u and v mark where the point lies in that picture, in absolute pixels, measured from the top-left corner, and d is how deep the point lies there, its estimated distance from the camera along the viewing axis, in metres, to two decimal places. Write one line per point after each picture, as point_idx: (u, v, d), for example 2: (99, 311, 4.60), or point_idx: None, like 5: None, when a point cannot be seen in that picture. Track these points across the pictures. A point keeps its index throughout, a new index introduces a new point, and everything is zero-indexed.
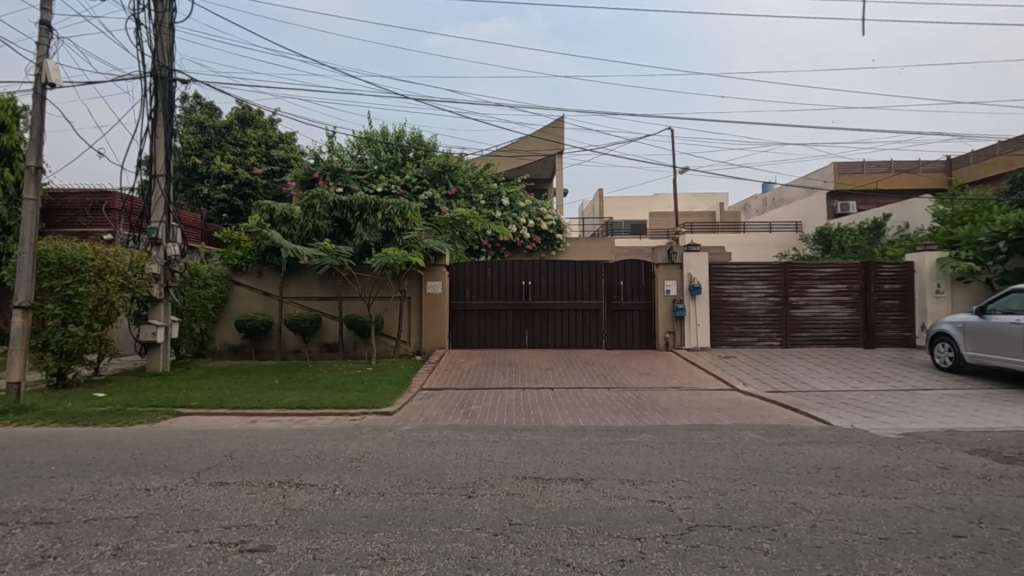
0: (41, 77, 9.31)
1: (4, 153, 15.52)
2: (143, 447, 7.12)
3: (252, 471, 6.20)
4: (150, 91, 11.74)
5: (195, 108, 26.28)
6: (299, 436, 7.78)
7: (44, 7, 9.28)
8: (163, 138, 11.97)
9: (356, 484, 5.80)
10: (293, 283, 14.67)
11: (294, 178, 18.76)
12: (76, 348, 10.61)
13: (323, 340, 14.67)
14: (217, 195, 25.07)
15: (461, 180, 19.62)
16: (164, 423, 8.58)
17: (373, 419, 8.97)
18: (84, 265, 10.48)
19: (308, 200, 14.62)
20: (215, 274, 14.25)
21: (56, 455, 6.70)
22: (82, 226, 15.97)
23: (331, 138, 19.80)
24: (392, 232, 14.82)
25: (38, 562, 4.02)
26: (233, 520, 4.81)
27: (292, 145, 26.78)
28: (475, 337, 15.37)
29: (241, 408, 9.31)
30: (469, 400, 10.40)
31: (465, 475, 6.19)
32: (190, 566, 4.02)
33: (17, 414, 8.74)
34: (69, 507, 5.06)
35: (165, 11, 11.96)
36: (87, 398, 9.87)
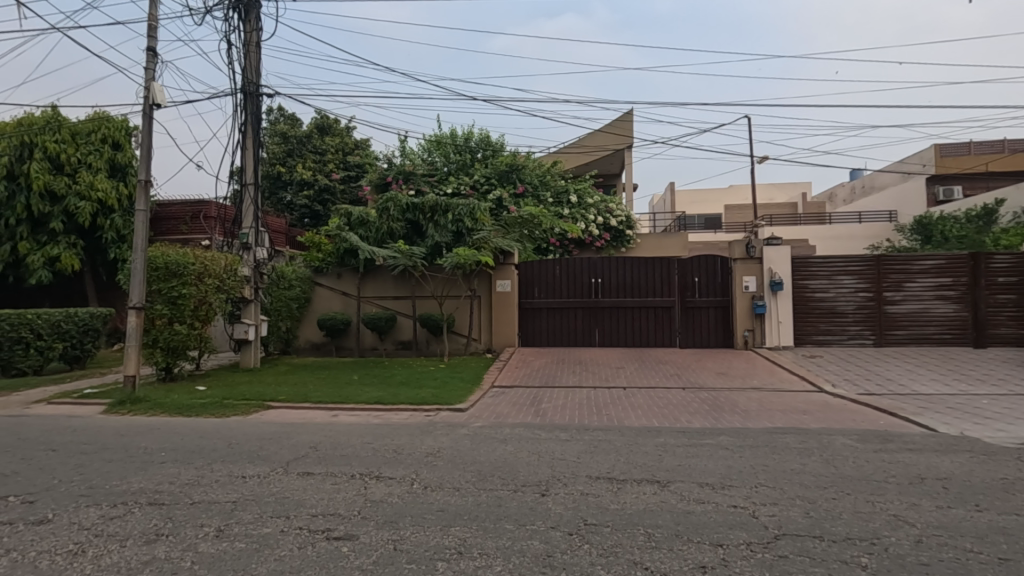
0: (149, 98, 10.23)
1: (120, 169, 17.23)
2: (239, 437, 7.68)
3: (336, 462, 6.52)
4: (240, 107, 12.63)
5: (278, 120, 27.90)
6: (378, 430, 8.09)
7: (150, 34, 10.19)
8: (252, 149, 12.81)
9: (433, 479, 5.96)
10: (369, 283, 15.28)
11: (369, 182, 19.37)
12: (181, 345, 11.58)
13: (398, 338, 15.17)
14: (299, 201, 26.55)
15: (529, 179, 19.68)
16: (256, 415, 9.20)
17: (446, 415, 9.18)
18: (187, 269, 11.46)
19: (383, 203, 15.18)
20: (299, 275, 15.05)
21: (165, 442, 7.36)
22: (183, 233, 17.44)
23: (403, 142, 20.38)
24: (462, 232, 15.14)
25: (154, 539, 4.43)
26: (320, 509, 5.08)
27: (366, 151, 27.96)
28: (545, 335, 15.36)
29: (324, 402, 9.82)
30: (540, 398, 10.40)
31: (539, 473, 6.19)
32: (284, 549, 4.28)
33: (133, 404, 9.68)
34: (178, 490, 5.54)
35: (252, 31, 12.80)
36: (190, 391, 10.76)
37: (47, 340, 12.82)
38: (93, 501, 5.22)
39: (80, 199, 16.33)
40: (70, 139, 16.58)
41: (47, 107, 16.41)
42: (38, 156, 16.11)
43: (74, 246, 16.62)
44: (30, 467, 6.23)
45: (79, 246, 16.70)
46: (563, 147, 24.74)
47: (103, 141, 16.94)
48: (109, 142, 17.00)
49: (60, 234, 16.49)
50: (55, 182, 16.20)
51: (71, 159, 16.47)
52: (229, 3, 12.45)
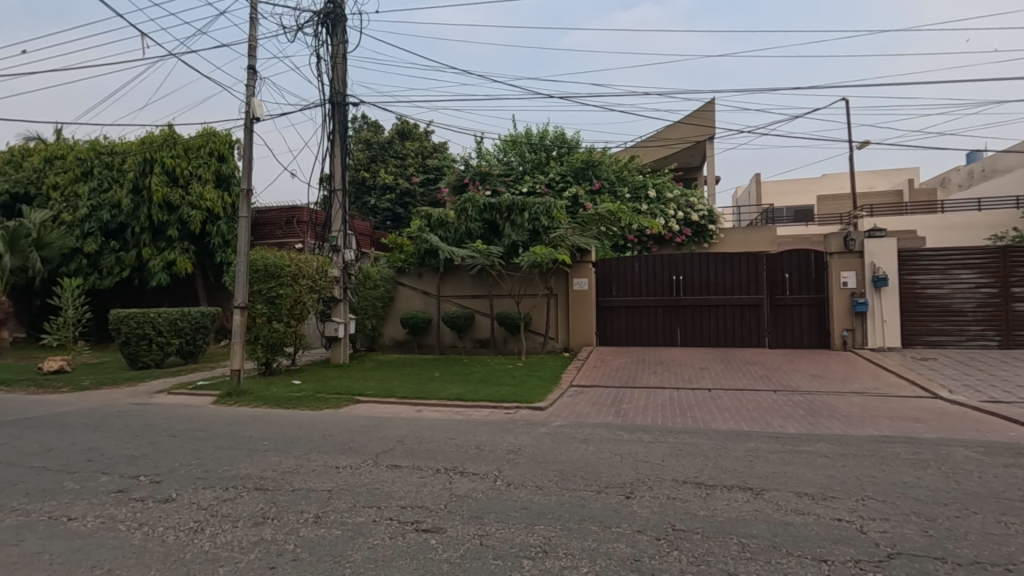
0: (250, 113, 11.04)
1: (225, 180, 18.75)
2: (332, 429, 8.13)
3: (421, 456, 6.72)
4: (329, 116, 13.36)
5: (362, 127, 29.22)
6: (460, 427, 8.27)
7: (250, 54, 11.00)
8: (340, 157, 13.51)
9: (515, 477, 5.99)
10: (449, 282, 15.64)
11: (447, 184, 19.72)
12: (279, 341, 12.46)
13: (476, 336, 15.43)
14: (382, 205, 27.76)
15: (606, 175, 19.40)
16: (346, 409, 9.70)
17: (526, 413, 9.22)
18: (284, 271, 12.28)
19: (461, 205, 15.50)
20: (384, 276, 15.68)
21: (268, 432, 7.93)
22: (279, 237, 18.72)
23: (479, 143, 20.68)
24: (539, 230, 15.12)
25: (261, 521, 4.77)
26: (408, 501, 5.26)
27: (444, 154, 28.74)
28: (624, 334, 15.04)
29: (408, 398, 10.17)
30: (620, 398, 10.19)
31: (622, 475, 6.05)
32: (377, 538, 4.46)
33: (239, 396, 10.52)
34: (280, 477, 5.94)
35: (339, 43, 13.48)
36: (287, 385, 11.52)
37: (167, 336, 14.24)
38: (208, 483, 5.71)
39: (192, 208, 17.96)
40: (183, 153, 18.20)
41: (164, 126, 18.11)
42: (158, 171, 17.86)
43: (187, 251, 18.34)
44: (156, 451, 6.92)
45: (191, 251, 18.38)
46: (641, 141, 24.13)
47: (211, 154, 18.42)
48: (216, 155, 18.48)
49: (176, 240, 18.23)
50: (172, 194, 17.91)
51: (184, 172, 18.09)
52: (318, 19, 13.21)
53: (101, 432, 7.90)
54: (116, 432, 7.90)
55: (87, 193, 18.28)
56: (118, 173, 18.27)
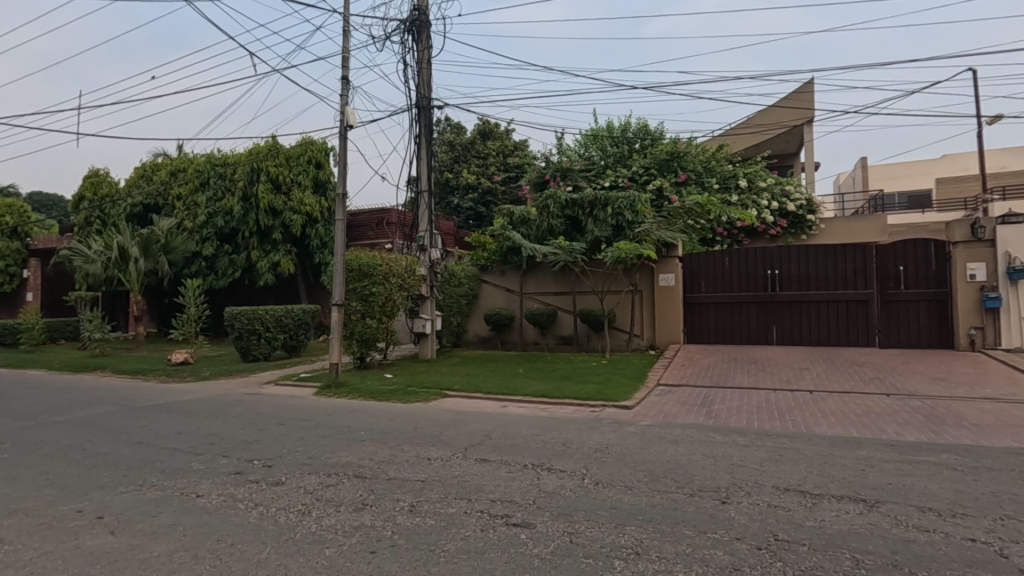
0: (343, 121, 11.68)
1: (322, 186, 20.03)
2: (423, 422, 8.43)
3: (509, 451, 6.80)
4: (415, 120, 13.86)
5: (446, 129, 29.99)
6: (545, 423, 8.28)
7: (343, 65, 11.63)
8: (426, 158, 13.96)
9: (603, 475, 5.91)
10: (531, 279, 15.70)
11: (528, 181, 19.78)
12: (372, 336, 13.11)
13: (559, 333, 15.39)
14: (465, 204, 28.38)
15: (693, 166, 18.65)
16: (435, 402, 10.03)
17: (612, 411, 9.07)
18: (376, 270, 12.94)
19: (543, 201, 15.49)
20: (468, 274, 16.02)
21: (364, 423, 8.37)
22: (371, 238, 19.71)
23: (560, 140, 20.58)
24: (623, 225, 14.93)
25: (362, 507, 5.04)
26: (498, 495, 5.33)
27: (525, 152, 28.95)
28: (714, 331, 14.39)
29: (494, 393, 10.33)
30: (712, 398, 9.76)
31: (717, 479, 5.78)
32: (469, 530, 4.56)
33: (337, 388, 11.20)
34: (376, 466, 6.25)
35: (424, 49, 13.93)
36: (380, 378, 12.12)
37: (273, 331, 15.44)
38: (313, 469, 6.12)
39: (294, 213, 19.37)
40: (285, 162, 19.61)
41: (268, 137, 19.60)
42: (264, 179, 19.39)
43: (289, 253, 19.78)
44: (267, 437, 7.52)
45: (293, 253, 19.81)
46: (730, 128, 22.95)
47: (309, 161, 19.72)
48: (313, 162, 19.76)
49: (280, 243, 19.72)
50: (276, 200, 19.36)
51: (286, 179, 19.49)
52: (404, 27, 13.71)
53: (221, 418, 8.70)
54: (233, 419, 8.67)
55: (205, 202, 20.20)
56: (230, 182, 20.03)
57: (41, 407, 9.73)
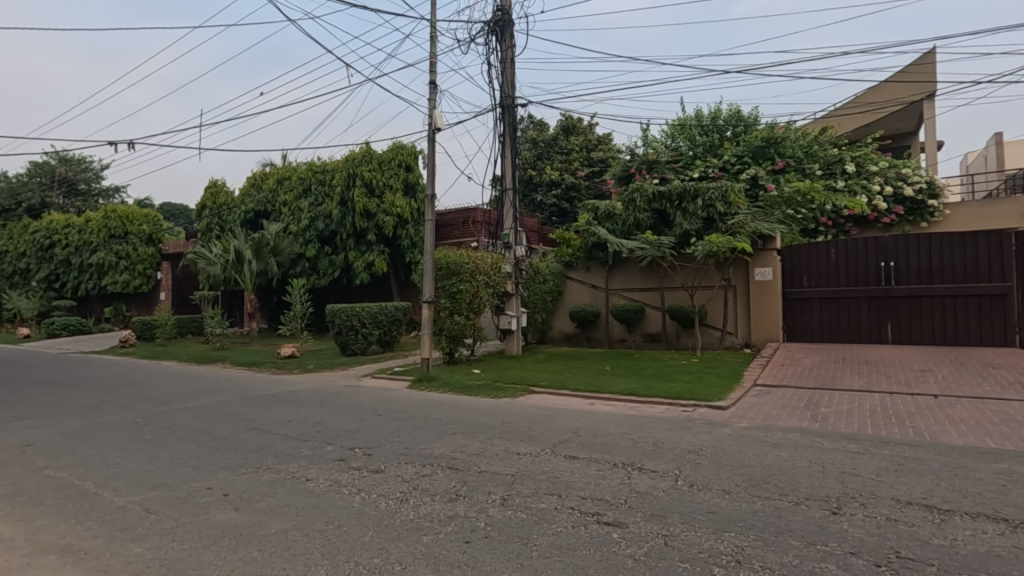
0: (431, 124, 12.07)
1: (411, 188, 20.91)
2: (511, 417, 8.54)
3: (598, 449, 6.73)
4: (500, 119, 14.04)
5: (528, 127, 30.14)
6: (634, 422, 8.10)
7: (431, 70, 12.02)
8: (510, 157, 14.11)
9: (698, 477, 5.69)
10: (617, 275, 15.42)
11: (612, 176, 19.47)
12: (460, 333, 13.47)
13: (646, 330, 15.00)
14: (549, 201, 28.36)
15: (792, 152, 17.43)
16: (522, 398, 10.14)
17: (706, 412, 8.70)
18: (463, 268, 13.30)
19: (629, 195, 15.14)
20: (552, 270, 15.98)
21: (456, 417, 8.62)
22: (457, 237, 20.26)
23: (645, 131, 20.02)
24: (714, 218, 14.29)
25: (455, 498, 5.20)
26: (588, 492, 5.29)
27: (609, 146, 28.53)
28: (818, 329, 13.37)
29: (581, 391, 10.26)
30: (817, 401, 9.08)
31: (826, 488, 5.37)
32: (560, 526, 4.56)
33: (428, 382, 11.65)
34: (468, 458, 6.41)
35: (508, 48, 14.07)
36: (469, 373, 12.44)
37: (369, 327, 16.31)
38: (409, 459, 6.40)
39: (386, 214, 20.37)
40: (378, 166, 20.62)
41: (363, 144, 20.70)
42: (359, 183, 20.51)
43: (382, 252, 20.82)
44: (366, 427, 7.95)
45: (386, 253, 20.83)
46: (834, 109, 21.19)
47: (400, 165, 20.62)
48: (403, 166, 20.64)
49: (374, 243, 20.79)
50: (370, 203, 20.42)
51: (379, 182, 20.50)
52: (488, 28, 13.92)
53: (325, 408, 9.33)
54: (336, 409, 9.27)
55: (307, 207, 21.72)
56: (329, 188, 21.39)
57: (174, 394, 10.95)
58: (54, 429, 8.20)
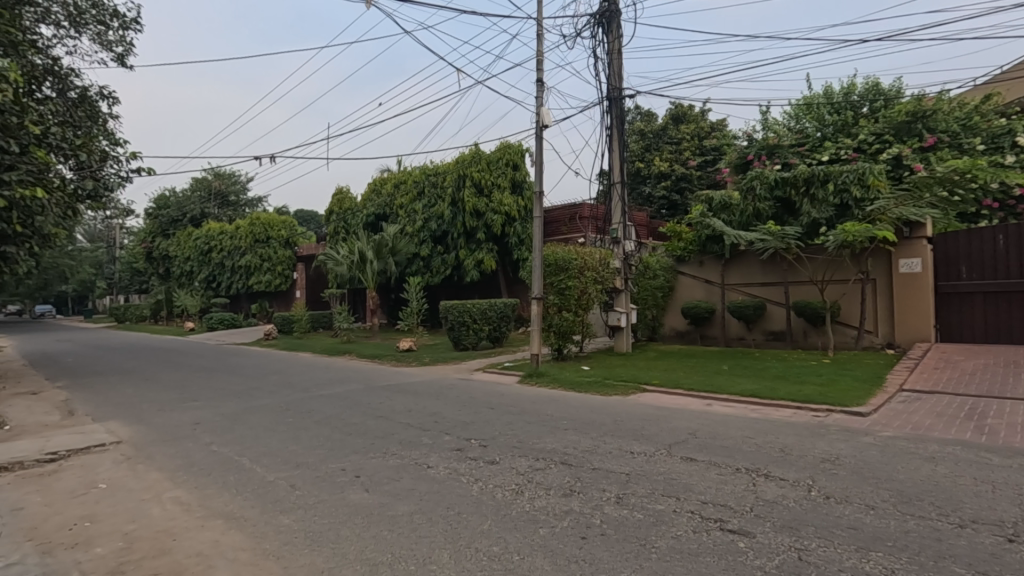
0: (539, 121, 12.16)
1: (518, 186, 21.26)
2: (623, 415, 8.38)
3: (718, 452, 6.38)
4: (607, 112, 13.80)
5: (636, 118, 29.32)
6: (758, 425, 7.57)
7: (538, 68, 12.10)
8: (618, 150, 13.80)
9: (835, 489, 5.18)
10: (735, 269, 14.52)
11: (728, 164, 18.37)
12: (568, 329, 13.46)
13: (768, 328, 13.98)
14: (658, 193, 27.41)
15: (945, 126, 15.26)
16: (634, 396, 9.91)
17: (841, 418, 7.92)
18: (572, 264, 13.26)
19: (748, 183, 14.20)
20: (663, 265, 15.41)
21: (566, 413, 8.63)
22: (564, 233, 20.24)
23: (764, 114, 18.63)
24: (849, 204, 12.96)
25: (570, 493, 5.20)
26: (709, 497, 5.04)
27: (723, 132, 26.94)
28: (981, 328, 11.65)
29: (697, 390, 9.80)
30: (981, 410, 7.90)
31: (999, 511, 4.64)
32: (679, 529, 4.39)
33: (538, 378, 11.78)
34: (581, 454, 6.39)
35: (615, 39, 13.79)
36: (578, 370, 12.39)
37: (480, 323, 16.85)
38: (522, 452, 6.50)
39: (494, 213, 20.90)
40: (487, 167, 21.20)
41: (472, 145, 21.39)
42: (468, 184, 21.23)
43: (491, 250, 21.40)
44: (480, 420, 8.22)
45: (494, 250, 21.39)
46: (1000, 74, 18.26)
47: (507, 164, 21.05)
48: (510, 164, 21.04)
49: (483, 241, 21.41)
50: (479, 202, 21.05)
51: (488, 182, 21.07)
52: (595, 20, 13.71)
53: (441, 400, 9.79)
54: (451, 401, 9.68)
55: (421, 208, 22.89)
56: (441, 190, 22.37)
57: (310, 383, 12.10)
58: (217, 410, 9.42)
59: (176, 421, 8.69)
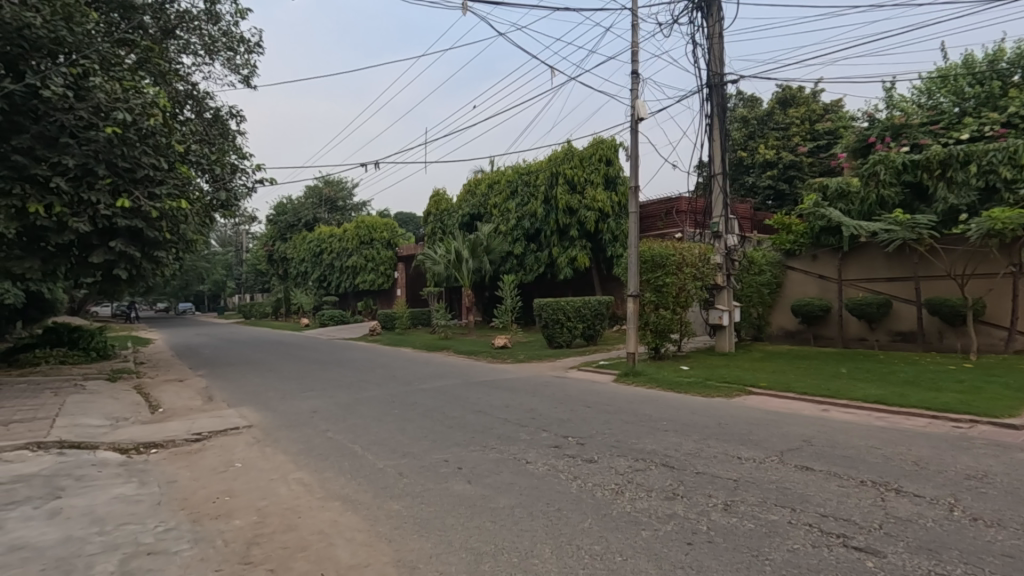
0: (634, 114, 11.86)
1: (612, 181, 20.91)
2: (728, 419, 7.96)
3: (839, 462, 5.87)
4: (706, 100, 13.16)
5: (738, 105, 27.72)
6: (885, 435, 6.88)
7: (633, 59, 11.79)
8: (719, 139, 13.10)
9: (984, 510, 4.57)
10: (854, 263, 13.29)
11: (845, 148, 16.89)
12: (666, 327, 13.01)
13: (894, 328, 12.65)
14: (763, 183, 25.74)
15: None
16: (739, 399, 9.38)
17: (989, 430, 6.98)
18: (669, 260, 12.83)
19: (870, 169, 12.95)
20: (770, 260, 14.44)
21: (666, 414, 8.36)
22: (660, 228, 19.61)
23: (888, 92, 16.85)
24: (996, 186, 11.39)
25: (673, 497, 5.03)
26: (830, 510, 4.65)
27: (839, 113, 24.74)
28: None
29: (811, 395, 9.09)
30: None
31: None
32: (796, 542, 4.09)
33: (634, 377, 11.51)
34: (683, 457, 6.16)
35: (715, 23, 13.11)
36: (677, 369, 11.96)
37: (573, 320, 16.79)
38: (621, 452, 6.38)
39: (587, 210, 20.70)
40: (580, 163, 21.04)
41: (564, 143, 21.34)
42: (561, 181, 21.21)
43: (585, 247, 21.23)
44: (577, 417, 8.19)
45: (587, 247, 21.18)
46: None
47: (600, 160, 20.76)
48: (604, 160, 20.74)
49: (576, 239, 21.30)
50: (572, 199, 20.96)
51: (581, 178, 20.92)
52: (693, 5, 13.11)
53: (537, 397, 9.87)
54: (547, 398, 9.73)
55: (515, 207, 23.19)
56: (534, 188, 22.52)
57: (412, 377, 12.71)
58: (331, 400, 10.18)
59: (296, 409, 9.49)
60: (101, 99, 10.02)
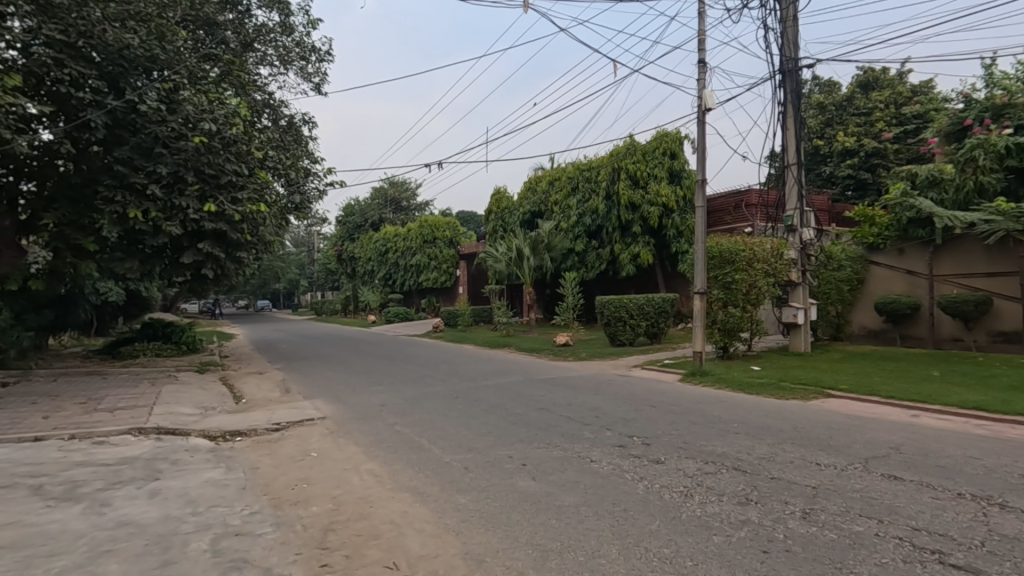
0: (701, 105, 11.46)
1: (676, 175, 20.34)
2: (805, 423, 7.55)
3: (932, 472, 5.43)
4: (779, 86, 12.51)
5: (814, 90, 26.19)
6: (987, 444, 6.29)
7: (700, 48, 11.39)
8: (794, 127, 12.41)
9: None
10: (948, 257, 12.25)
11: (938, 133, 15.61)
12: (735, 326, 12.50)
13: (994, 328, 11.55)
14: (841, 173, 24.16)
15: None
16: (817, 402, 8.87)
17: None
18: (739, 256, 12.32)
19: (965, 154, 11.98)
20: (850, 255, 13.56)
21: (737, 416, 8.03)
22: (728, 223, 18.89)
23: (988, 69, 15.38)
24: None
25: (746, 502, 4.83)
26: (923, 523, 4.31)
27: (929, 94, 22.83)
28: None
29: (898, 399, 8.46)
30: None
31: None
32: (884, 556, 3.83)
33: (702, 377, 11.13)
34: (756, 462, 5.90)
35: (788, 5, 12.44)
36: (747, 370, 11.47)
37: (637, 318, 16.46)
38: (690, 454, 6.19)
39: (651, 205, 20.23)
40: (642, 158, 20.59)
41: (626, 137, 20.95)
42: (623, 177, 20.85)
43: (648, 243, 20.76)
44: (642, 417, 8.02)
45: (651, 244, 20.71)
46: None
47: (664, 153, 20.23)
48: (668, 153, 20.20)
49: (639, 235, 20.88)
50: (634, 195, 20.56)
51: (644, 173, 20.47)
52: None
53: (600, 395, 9.75)
54: (611, 397, 9.59)
55: (576, 204, 23.00)
56: (595, 184, 22.25)
57: (475, 373, 12.89)
58: (398, 394, 10.50)
59: (366, 402, 9.87)
60: (190, 111, 10.78)
